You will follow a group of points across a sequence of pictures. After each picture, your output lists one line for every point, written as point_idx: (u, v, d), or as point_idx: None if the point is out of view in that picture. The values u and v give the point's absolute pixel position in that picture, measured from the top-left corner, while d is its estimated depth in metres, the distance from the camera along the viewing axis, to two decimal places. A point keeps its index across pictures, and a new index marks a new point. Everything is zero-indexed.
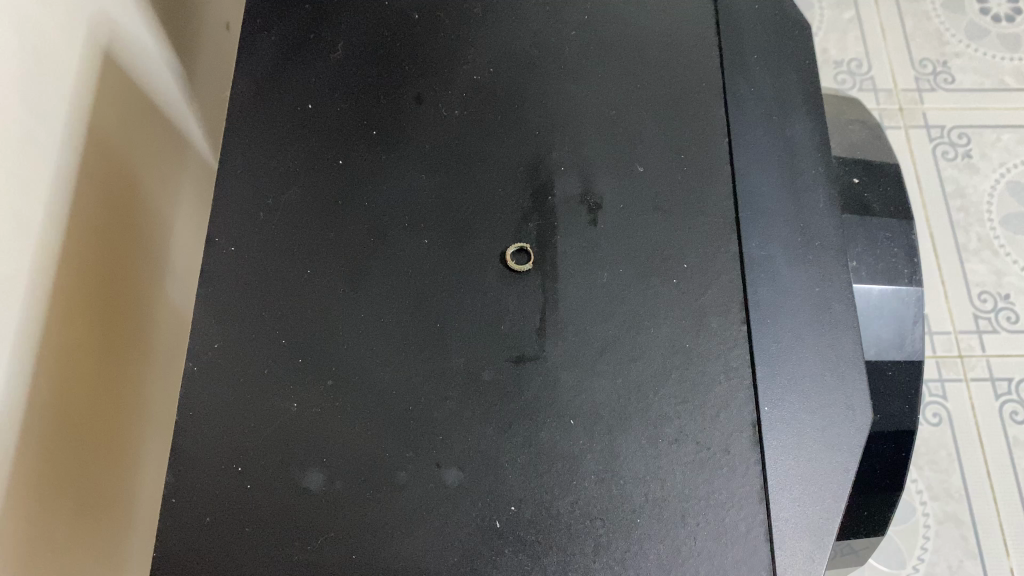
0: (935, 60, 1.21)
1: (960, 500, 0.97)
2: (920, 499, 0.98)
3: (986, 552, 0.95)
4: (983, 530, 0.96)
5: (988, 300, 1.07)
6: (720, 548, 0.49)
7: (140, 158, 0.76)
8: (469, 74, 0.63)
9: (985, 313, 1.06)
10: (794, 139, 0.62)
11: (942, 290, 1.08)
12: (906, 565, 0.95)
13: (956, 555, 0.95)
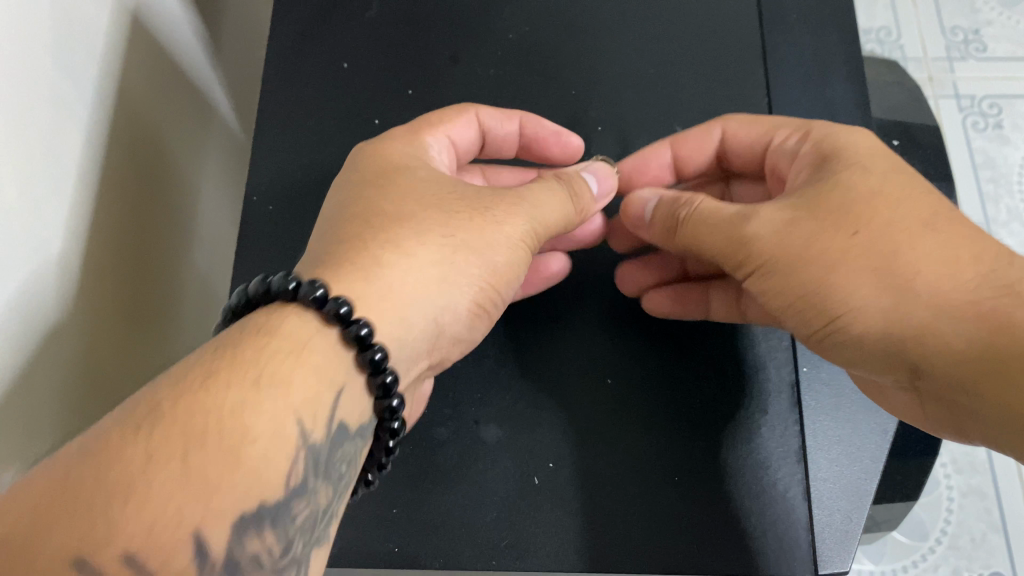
0: (967, 28, 1.17)
1: (985, 474, 0.92)
2: (944, 471, 0.92)
3: (1011, 526, 0.90)
4: (1008, 505, 0.90)
5: None
6: (757, 507, 0.49)
7: (177, 130, 0.73)
8: (506, 32, 0.62)
9: None
10: (835, 99, 0.60)
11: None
12: (929, 537, 0.90)
13: (979, 527, 0.90)
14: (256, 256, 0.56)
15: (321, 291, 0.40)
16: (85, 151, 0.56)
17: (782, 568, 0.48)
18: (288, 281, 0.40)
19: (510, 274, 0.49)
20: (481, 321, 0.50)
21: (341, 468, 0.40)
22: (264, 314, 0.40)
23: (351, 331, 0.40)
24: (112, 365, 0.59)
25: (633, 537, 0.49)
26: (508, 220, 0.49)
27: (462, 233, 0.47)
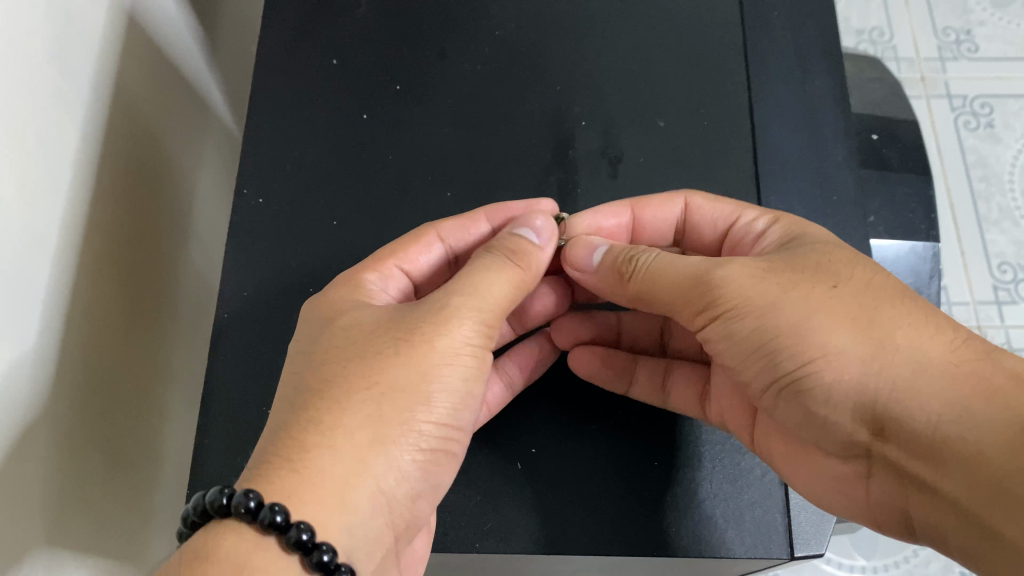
0: (959, 29, 1.18)
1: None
2: None
3: None
4: None
5: (1009, 271, 1.05)
6: (735, 490, 0.50)
7: (173, 129, 0.74)
8: (492, 29, 0.63)
9: (1005, 284, 1.04)
10: (814, 94, 0.62)
11: (962, 261, 1.06)
12: None
13: None
14: (246, 248, 0.57)
15: (253, 501, 0.39)
16: (82, 148, 0.57)
17: (758, 551, 0.49)
18: (220, 497, 0.39)
19: (453, 409, 0.45)
20: (438, 474, 0.45)
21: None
22: (208, 535, 0.40)
23: (290, 537, 0.38)
24: (110, 360, 0.60)
25: (612, 521, 0.50)
26: (450, 339, 0.45)
27: (394, 386, 0.43)
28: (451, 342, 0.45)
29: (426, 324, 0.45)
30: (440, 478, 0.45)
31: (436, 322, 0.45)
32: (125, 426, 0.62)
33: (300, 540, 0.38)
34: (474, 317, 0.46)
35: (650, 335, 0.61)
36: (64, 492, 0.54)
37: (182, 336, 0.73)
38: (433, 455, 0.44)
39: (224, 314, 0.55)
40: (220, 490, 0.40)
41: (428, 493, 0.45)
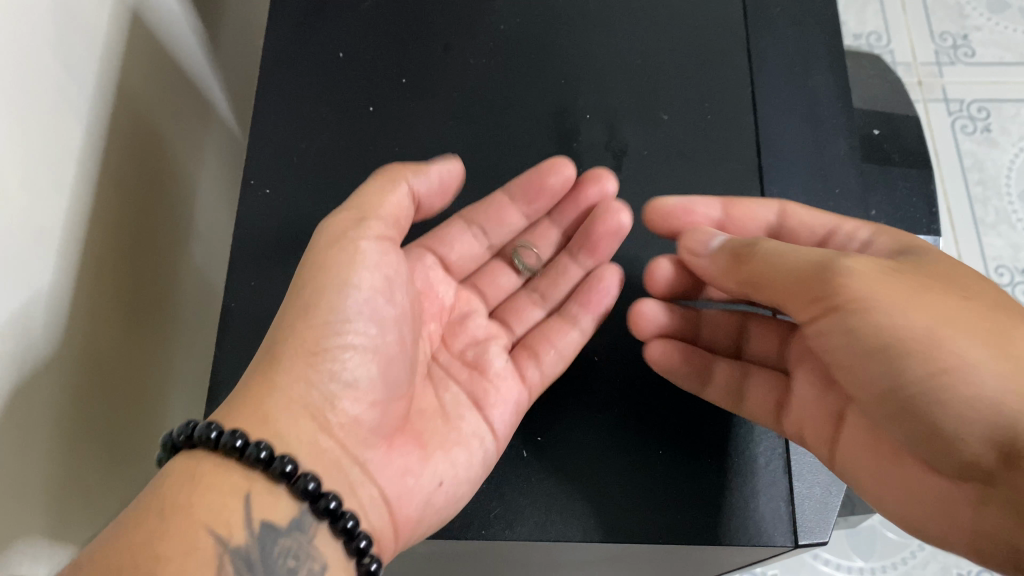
0: (956, 34, 1.19)
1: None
2: None
3: None
4: None
5: (1005, 274, 1.05)
6: (739, 478, 0.51)
7: (176, 127, 0.74)
8: (497, 24, 0.64)
9: (1001, 287, 1.05)
10: (816, 88, 0.62)
11: (960, 263, 1.07)
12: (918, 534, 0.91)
13: None
14: (252, 238, 0.57)
15: (240, 439, 0.42)
16: (86, 144, 0.57)
17: (763, 539, 0.49)
18: (209, 431, 0.42)
19: (377, 309, 0.47)
20: (382, 380, 0.47)
21: (290, 562, 0.41)
22: (186, 464, 0.42)
23: (275, 468, 0.42)
24: (112, 357, 0.60)
25: (619, 509, 0.50)
26: (361, 239, 0.47)
27: (319, 291, 0.46)
28: (360, 243, 0.47)
29: (340, 227, 0.48)
30: (384, 384, 0.48)
31: (345, 226, 0.48)
32: (123, 411, 0.62)
33: (284, 471, 0.43)
34: (369, 222, 0.48)
35: (730, 335, 0.58)
36: (62, 477, 0.54)
37: (181, 333, 0.72)
38: (371, 361, 0.47)
39: (230, 304, 0.55)
40: (205, 426, 0.43)
41: (371, 401, 0.47)
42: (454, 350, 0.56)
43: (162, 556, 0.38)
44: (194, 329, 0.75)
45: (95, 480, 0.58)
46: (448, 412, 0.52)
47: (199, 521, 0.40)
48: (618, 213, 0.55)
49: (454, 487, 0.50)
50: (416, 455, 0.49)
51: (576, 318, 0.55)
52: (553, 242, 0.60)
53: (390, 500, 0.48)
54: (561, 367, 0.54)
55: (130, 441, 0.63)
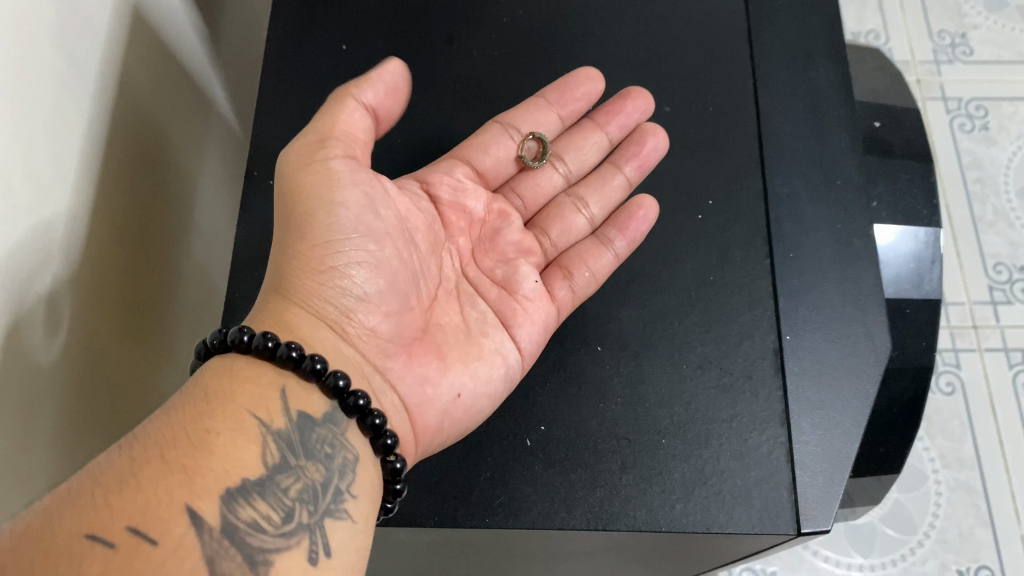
0: (954, 32, 1.19)
1: (973, 469, 0.94)
2: (932, 467, 0.95)
3: (998, 520, 0.92)
4: (995, 499, 0.93)
5: (1003, 271, 1.05)
6: (742, 468, 0.51)
7: (178, 124, 0.74)
8: (500, 16, 0.64)
9: (1000, 285, 1.04)
10: (816, 82, 0.62)
11: (958, 261, 1.06)
12: (917, 531, 0.92)
13: (968, 522, 0.92)
14: (255, 229, 0.57)
15: (271, 341, 0.43)
16: (88, 136, 0.57)
17: (766, 527, 0.49)
18: (242, 333, 0.43)
19: (370, 227, 0.48)
20: (389, 291, 0.48)
21: (326, 450, 0.43)
22: (223, 362, 0.44)
23: (305, 367, 0.44)
24: (112, 350, 0.60)
25: (622, 496, 0.50)
26: (330, 157, 0.47)
27: (308, 212, 0.46)
28: (331, 162, 0.47)
29: (307, 149, 0.47)
30: (392, 295, 0.48)
31: (310, 146, 0.47)
32: (123, 401, 0.62)
33: (316, 368, 0.44)
34: (331, 141, 0.48)
35: None
36: (63, 466, 0.54)
37: (181, 325, 0.72)
38: (376, 276, 0.48)
39: (234, 293, 0.55)
40: (237, 329, 0.44)
41: (384, 313, 0.48)
42: (484, 265, 0.56)
43: (209, 431, 0.39)
44: (193, 318, 0.75)
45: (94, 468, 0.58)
46: (472, 328, 0.53)
47: (240, 405, 0.41)
48: (655, 135, 0.58)
49: (472, 399, 0.50)
50: (435, 365, 0.50)
51: (612, 242, 0.56)
52: (599, 145, 0.61)
53: (410, 407, 0.49)
54: (592, 289, 0.56)
55: (130, 430, 0.63)
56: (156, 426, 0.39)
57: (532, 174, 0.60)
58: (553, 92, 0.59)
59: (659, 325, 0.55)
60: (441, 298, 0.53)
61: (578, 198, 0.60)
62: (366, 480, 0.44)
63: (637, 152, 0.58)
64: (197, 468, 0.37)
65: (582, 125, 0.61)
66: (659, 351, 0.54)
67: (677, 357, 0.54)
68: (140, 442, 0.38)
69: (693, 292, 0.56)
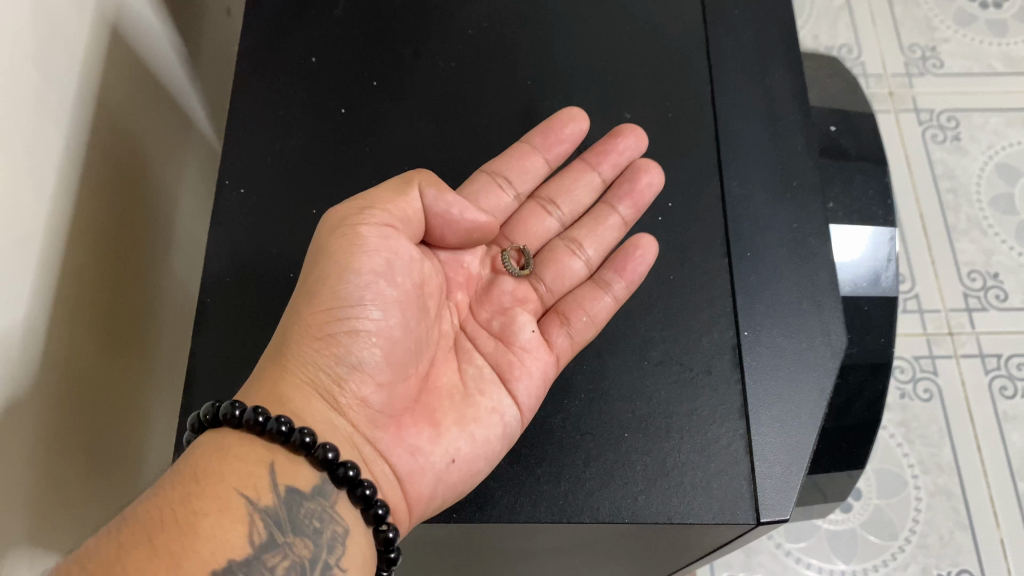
0: (924, 45, 1.22)
1: (952, 474, 0.96)
2: (911, 473, 0.96)
3: (977, 525, 0.93)
4: (974, 504, 0.94)
5: (978, 279, 1.07)
6: (703, 460, 0.52)
7: (158, 145, 0.76)
8: (465, 28, 0.66)
9: (975, 292, 1.06)
10: (773, 89, 0.65)
11: (933, 269, 1.08)
12: (898, 537, 0.93)
13: (947, 526, 0.93)
14: (227, 237, 0.58)
15: (261, 415, 0.44)
16: (66, 153, 0.58)
17: (726, 516, 0.51)
18: (233, 409, 0.45)
19: (379, 294, 0.49)
20: (387, 362, 0.49)
21: (314, 524, 0.44)
22: (215, 437, 0.45)
23: (294, 440, 0.45)
24: (93, 363, 0.61)
25: (587, 489, 0.51)
26: (362, 224, 0.49)
27: (320, 278, 0.48)
28: (362, 228, 0.49)
29: (347, 213, 0.49)
30: (391, 368, 0.49)
31: (350, 211, 0.49)
32: (104, 413, 0.63)
33: (304, 442, 0.45)
34: (372, 209, 0.49)
35: None
36: (43, 477, 0.54)
37: (165, 354, 0.73)
38: (376, 345, 0.48)
39: (207, 300, 0.57)
40: (230, 403, 0.46)
41: (377, 383, 0.49)
42: (481, 318, 0.57)
43: (197, 512, 0.41)
44: (177, 340, 0.76)
45: (74, 482, 0.59)
46: (469, 389, 0.53)
47: (229, 485, 0.42)
48: (649, 169, 0.59)
49: (466, 463, 0.50)
50: (427, 433, 0.50)
51: (609, 284, 0.57)
52: (592, 186, 0.62)
53: (402, 476, 0.49)
54: (591, 333, 0.55)
55: (111, 444, 0.64)
56: (146, 508, 0.41)
57: (525, 219, 0.61)
58: (538, 135, 0.60)
59: (621, 324, 0.56)
60: (439, 359, 0.54)
61: (574, 242, 0.61)
62: (355, 553, 0.45)
63: (631, 189, 0.59)
64: (182, 554, 0.39)
65: (576, 166, 0.62)
66: (622, 349, 0.55)
67: (639, 354, 0.55)
68: (130, 524, 0.40)
69: (654, 291, 0.57)
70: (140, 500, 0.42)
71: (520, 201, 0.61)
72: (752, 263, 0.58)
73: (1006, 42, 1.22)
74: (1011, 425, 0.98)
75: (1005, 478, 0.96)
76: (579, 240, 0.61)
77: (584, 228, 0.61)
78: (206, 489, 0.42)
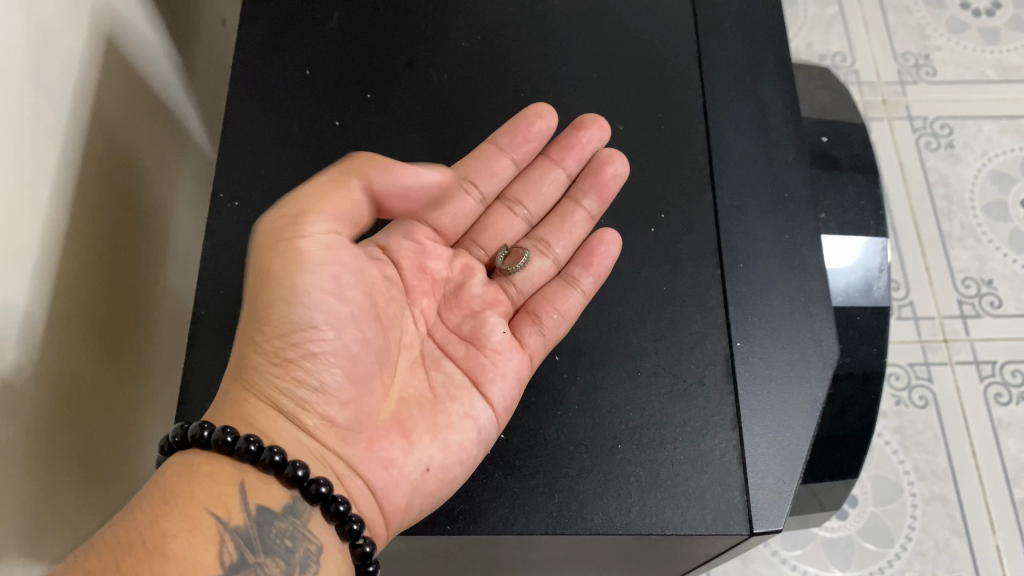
0: (917, 53, 1.23)
1: (947, 481, 0.96)
2: (907, 480, 0.96)
3: (974, 531, 0.94)
4: (970, 511, 0.94)
5: (972, 286, 1.07)
6: (695, 471, 0.52)
7: (151, 157, 0.76)
8: (458, 41, 0.66)
9: (969, 298, 1.06)
10: (765, 100, 0.65)
11: (927, 277, 1.08)
12: (894, 544, 0.93)
13: (943, 533, 0.94)
14: (222, 249, 0.59)
15: (230, 435, 0.45)
16: (61, 166, 0.59)
17: (719, 527, 0.51)
18: (201, 430, 0.45)
19: (331, 312, 0.49)
20: (351, 382, 0.49)
21: (286, 543, 0.44)
22: (183, 458, 0.46)
23: (264, 459, 0.45)
24: (89, 376, 0.62)
25: (580, 501, 0.51)
26: (302, 236, 0.48)
27: (268, 303, 0.48)
28: (303, 242, 0.48)
29: (280, 227, 0.48)
30: (356, 386, 0.49)
31: (285, 222, 0.48)
32: (99, 424, 0.63)
33: (275, 461, 0.45)
34: (307, 221, 0.48)
35: None
36: (38, 489, 0.54)
37: (158, 363, 0.73)
38: (336, 366, 0.48)
39: (201, 313, 0.57)
40: (198, 423, 0.46)
41: (343, 402, 0.49)
42: (450, 322, 0.57)
43: (166, 534, 0.41)
44: (172, 352, 0.76)
45: (70, 494, 0.59)
46: (438, 396, 0.53)
47: (199, 505, 0.43)
48: (614, 160, 0.59)
49: (441, 471, 0.51)
50: (399, 445, 0.50)
51: (578, 281, 0.57)
52: (556, 182, 0.62)
53: (377, 491, 0.49)
54: (563, 329, 0.56)
55: (106, 456, 0.64)
56: (116, 532, 0.41)
57: (493, 222, 0.61)
58: (503, 135, 0.59)
59: (615, 335, 0.56)
60: (406, 369, 0.53)
61: (542, 241, 0.60)
62: (330, 569, 0.46)
63: (596, 182, 0.59)
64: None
65: (539, 164, 0.62)
66: (614, 360, 0.56)
67: (632, 366, 0.55)
68: (98, 548, 0.40)
69: (646, 303, 0.57)
70: (110, 521, 0.42)
71: (486, 202, 0.60)
72: (745, 273, 0.59)
73: (998, 49, 1.23)
74: (1006, 432, 0.98)
75: (1001, 485, 0.96)
76: (546, 240, 0.60)
77: (551, 226, 0.61)
78: (173, 512, 0.42)
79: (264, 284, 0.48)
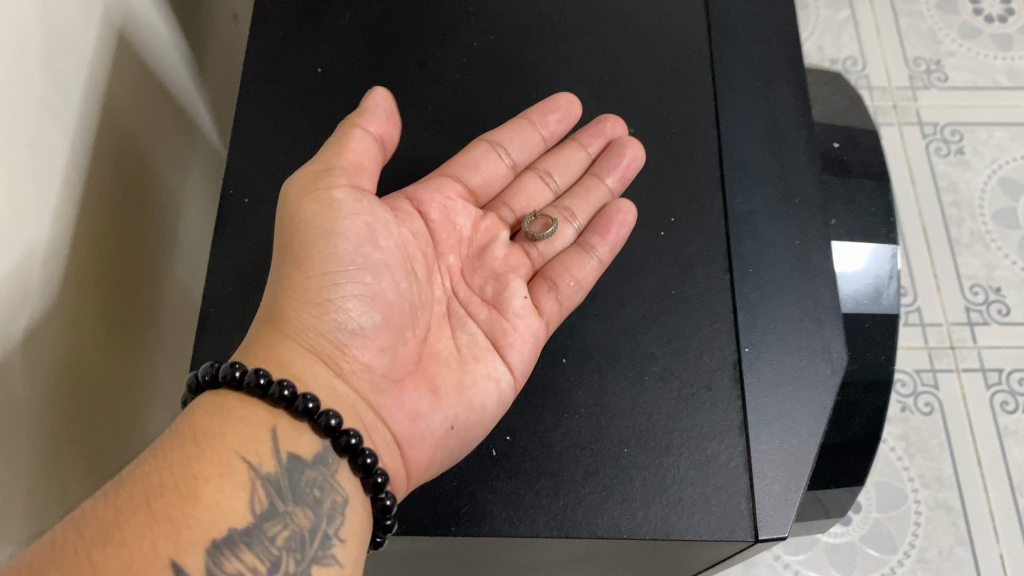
0: (929, 59, 1.22)
1: (952, 488, 0.96)
2: (911, 486, 0.96)
3: (977, 539, 0.93)
4: (974, 518, 0.94)
5: (981, 292, 1.07)
6: (701, 477, 0.52)
7: (161, 150, 0.75)
8: (470, 42, 0.66)
9: (977, 305, 1.06)
10: (777, 105, 0.65)
11: (936, 284, 1.08)
12: (897, 551, 0.93)
13: (947, 540, 0.93)
14: (231, 245, 0.59)
15: (264, 378, 0.44)
16: (72, 157, 0.59)
17: (723, 534, 0.51)
18: (234, 371, 0.45)
19: (368, 258, 0.49)
20: (385, 325, 0.49)
21: (315, 493, 0.44)
22: (216, 397, 0.45)
23: (298, 406, 0.45)
24: (95, 366, 0.62)
25: (586, 504, 0.51)
26: (334, 186, 0.49)
27: (307, 242, 0.48)
28: (335, 191, 0.49)
29: (311, 177, 0.49)
30: (389, 331, 0.50)
31: (316, 177, 0.49)
32: (104, 414, 0.63)
33: (307, 408, 0.45)
34: (335, 171, 0.49)
35: None
36: (41, 478, 0.54)
37: (164, 353, 0.73)
38: (372, 309, 0.49)
39: (209, 309, 0.57)
40: (231, 364, 0.45)
41: (378, 348, 0.49)
42: (473, 284, 0.58)
43: (198, 477, 0.41)
44: (177, 344, 0.76)
45: (73, 483, 0.59)
46: (464, 356, 0.54)
47: (231, 450, 0.42)
48: (632, 147, 0.60)
49: (464, 429, 0.52)
50: (427, 399, 0.51)
51: (593, 248, 0.57)
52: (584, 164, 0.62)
53: (402, 442, 0.50)
54: (579, 297, 0.56)
55: (110, 445, 0.64)
56: (145, 472, 0.40)
57: (519, 193, 0.62)
58: (535, 109, 0.61)
59: (622, 339, 0.56)
60: (434, 326, 0.54)
61: (568, 208, 0.61)
62: (353, 522, 0.45)
63: (618, 164, 0.60)
64: (182, 518, 0.39)
65: (566, 145, 0.63)
66: (621, 363, 0.55)
67: (640, 369, 0.55)
68: (130, 483, 0.40)
69: (655, 306, 0.57)
70: (139, 460, 0.42)
71: (516, 171, 0.62)
72: (754, 278, 0.59)
73: (1011, 56, 1.22)
74: (1012, 440, 0.98)
75: (1006, 493, 0.95)
76: (573, 210, 0.61)
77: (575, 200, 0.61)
78: (205, 456, 0.42)
79: (299, 232, 0.48)
